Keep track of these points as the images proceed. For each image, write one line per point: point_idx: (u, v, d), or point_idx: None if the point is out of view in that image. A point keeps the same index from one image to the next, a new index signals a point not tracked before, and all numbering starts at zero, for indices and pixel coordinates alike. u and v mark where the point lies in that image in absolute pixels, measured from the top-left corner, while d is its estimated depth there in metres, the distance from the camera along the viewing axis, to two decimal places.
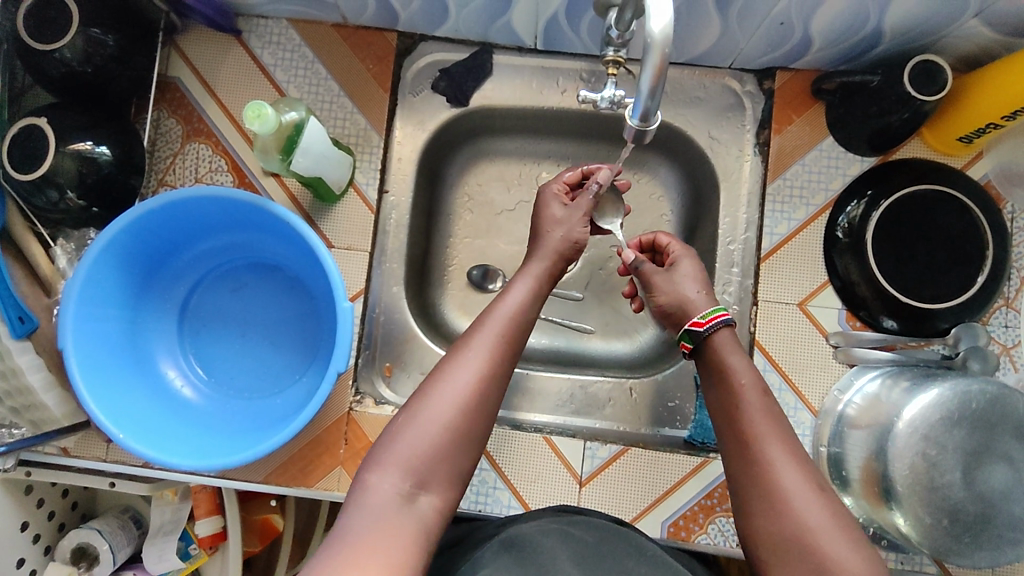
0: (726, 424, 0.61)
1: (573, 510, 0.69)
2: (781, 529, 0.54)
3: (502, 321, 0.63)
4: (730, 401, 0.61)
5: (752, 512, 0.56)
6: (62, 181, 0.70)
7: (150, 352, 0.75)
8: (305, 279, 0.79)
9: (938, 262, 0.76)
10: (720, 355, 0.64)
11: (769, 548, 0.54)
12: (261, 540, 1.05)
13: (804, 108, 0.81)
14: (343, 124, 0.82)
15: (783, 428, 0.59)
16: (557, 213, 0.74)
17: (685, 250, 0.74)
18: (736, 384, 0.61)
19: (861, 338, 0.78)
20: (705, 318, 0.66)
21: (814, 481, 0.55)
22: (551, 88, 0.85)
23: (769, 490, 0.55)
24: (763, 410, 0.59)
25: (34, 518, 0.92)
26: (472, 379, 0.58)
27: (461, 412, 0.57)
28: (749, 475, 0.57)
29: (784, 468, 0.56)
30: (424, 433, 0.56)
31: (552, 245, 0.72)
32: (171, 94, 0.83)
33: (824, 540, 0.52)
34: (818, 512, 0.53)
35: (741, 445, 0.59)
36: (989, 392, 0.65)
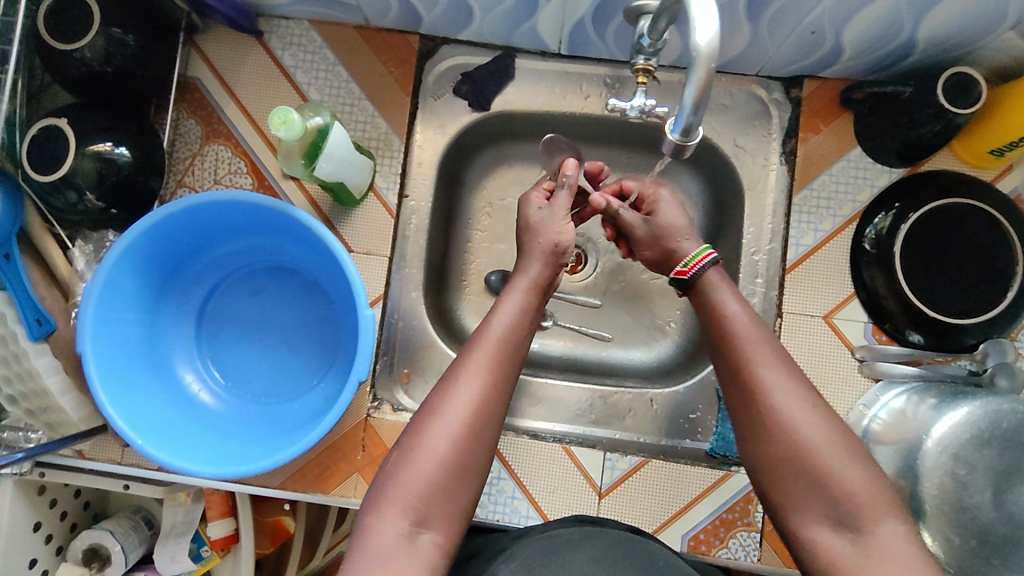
0: (720, 353, 0.62)
1: (587, 519, 0.67)
2: (779, 447, 0.55)
3: (492, 341, 0.62)
4: (720, 330, 0.62)
5: (751, 439, 0.57)
6: (81, 182, 0.69)
7: (168, 357, 0.75)
8: (324, 284, 0.78)
9: (967, 276, 0.75)
10: (713, 289, 0.65)
11: (769, 467, 0.56)
12: (272, 542, 1.05)
13: (832, 117, 0.80)
14: (364, 127, 0.81)
15: (775, 351, 0.59)
16: (535, 220, 0.74)
17: (662, 189, 0.75)
18: (726, 312, 0.62)
19: (886, 352, 0.77)
20: (689, 265, 0.67)
21: (809, 397, 0.56)
22: (574, 93, 0.84)
23: (765, 412, 0.56)
24: (754, 334, 0.60)
25: (46, 519, 0.91)
26: (466, 410, 0.58)
27: (457, 444, 0.57)
28: (743, 401, 0.58)
29: (778, 388, 0.57)
30: (422, 469, 0.56)
31: (538, 250, 0.71)
32: (190, 94, 0.82)
33: (823, 454, 0.54)
34: (815, 427, 0.55)
35: (736, 370, 0.60)
36: (1020, 413, 0.64)
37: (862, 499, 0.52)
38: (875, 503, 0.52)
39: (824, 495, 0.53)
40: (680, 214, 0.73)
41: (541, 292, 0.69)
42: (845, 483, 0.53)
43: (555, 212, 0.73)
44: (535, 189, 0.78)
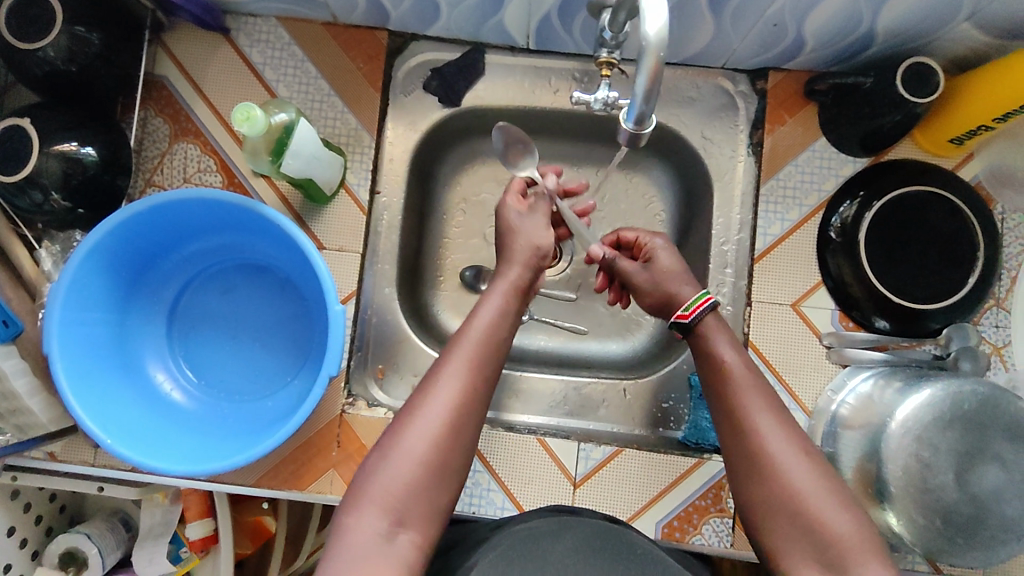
0: (717, 398, 0.64)
1: (564, 510, 0.67)
2: (769, 492, 0.57)
3: (472, 342, 0.63)
4: (717, 377, 0.64)
5: (745, 484, 0.59)
6: (45, 182, 0.69)
7: (139, 356, 0.74)
8: (297, 281, 0.78)
9: (930, 262, 0.76)
10: (708, 336, 0.67)
11: (761, 511, 0.57)
12: (252, 541, 1.07)
13: (797, 109, 0.81)
14: (334, 123, 0.81)
15: (768, 399, 0.62)
16: (515, 223, 0.75)
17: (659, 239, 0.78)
18: (722, 359, 0.64)
19: (854, 338, 0.78)
20: (690, 310, 0.68)
21: (801, 445, 0.58)
22: (544, 87, 0.84)
23: (758, 456, 0.58)
24: (749, 382, 0.62)
25: (21, 524, 0.91)
26: (446, 410, 0.59)
27: (435, 443, 0.58)
28: (737, 446, 0.60)
29: (770, 435, 0.59)
30: (400, 469, 0.56)
31: (517, 252, 0.72)
32: (158, 92, 0.82)
33: (811, 500, 0.55)
34: (804, 472, 0.57)
35: (731, 418, 0.62)
36: (981, 393, 0.65)
37: (848, 543, 0.53)
38: (861, 548, 0.53)
39: (812, 539, 0.54)
40: (677, 263, 0.74)
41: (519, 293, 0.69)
42: (832, 526, 0.54)
43: (537, 222, 0.76)
44: (515, 182, 0.79)
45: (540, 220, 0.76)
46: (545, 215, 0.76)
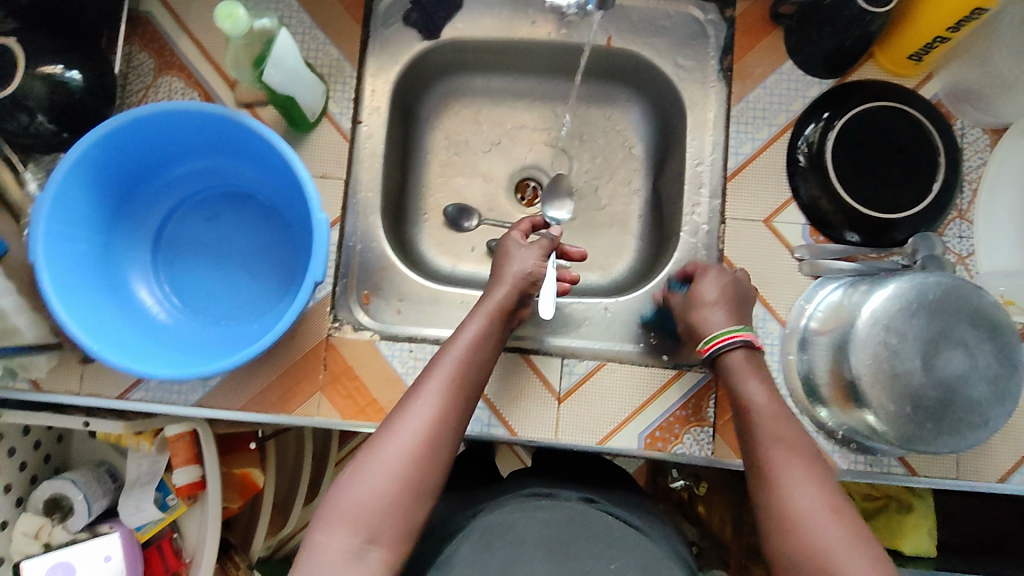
0: (748, 449, 0.65)
1: (542, 493, 0.69)
2: (794, 546, 0.57)
3: (451, 365, 0.67)
4: (747, 425, 0.66)
5: (771, 538, 0.60)
6: (31, 104, 0.69)
7: (122, 273, 0.75)
8: (280, 207, 0.79)
9: (896, 176, 0.79)
10: (741, 384, 0.68)
11: (781, 558, 0.58)
12: (240, 496, 1.00)
13: (764, 34, 0.84)
14: (316, 54, 0.83)
15: (801, 452, 0.63)
16: (513, 249, 0.78)
17: (713, 272, 0.77)
18: (751, 406, 0.66)
19: (825, 250, 0.81)
20: (708, 343, 0.71)
21: (831, 500, 0.59)
22: (521, 20, 0.87)
23: (784, 508, 0.59)
24: (778, 433, 0.64)
25: (6, 468, 0.90)
26: (421, 429, 0.62)
27: (408, 460, 0.61)
28: (764, 496, 0.62)
29: (797, 487, 0.60)
30: (373, 484, 0.59)
31: (508, 276, 0.75)
32: (143, 29, 0.82)
33: (840, 558, 0.55)
34: (831, 527, 0.57)
35: (761, 473, 0.63)
36: (944, 284, 0.68)
37: None
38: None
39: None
40: (723, 294, 0.75)
41: (503, 318, 0.73)
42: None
43: (531, 251, 0.77)
44: (524, 220, 0.84)
45: (532, 249, 0.78)
46: (542, 249, 0.78)
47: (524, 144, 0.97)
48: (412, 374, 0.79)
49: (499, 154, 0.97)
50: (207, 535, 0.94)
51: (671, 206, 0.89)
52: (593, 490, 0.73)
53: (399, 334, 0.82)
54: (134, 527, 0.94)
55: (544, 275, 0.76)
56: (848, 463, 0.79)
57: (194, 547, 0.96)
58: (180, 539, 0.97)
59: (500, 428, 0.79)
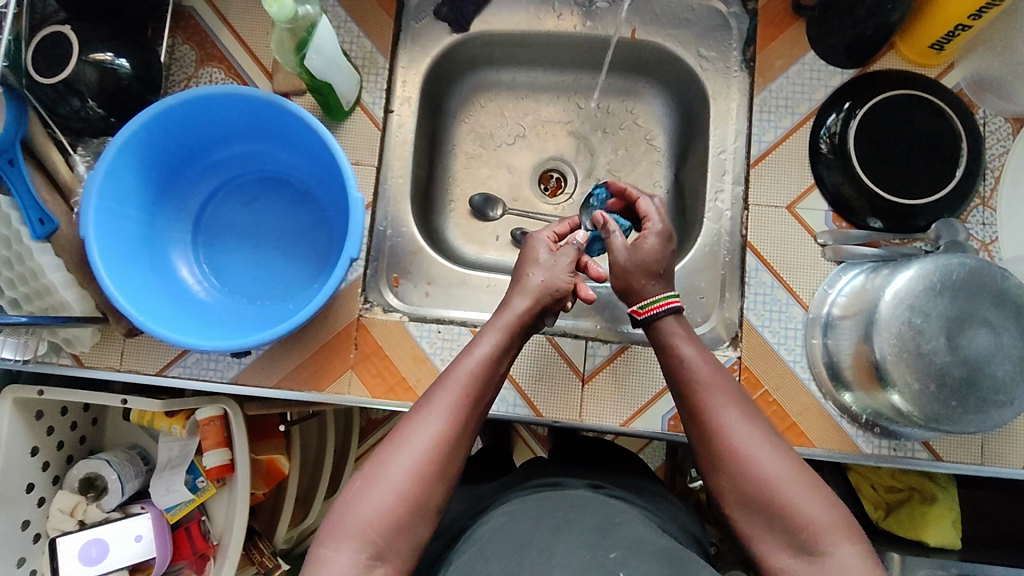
0: (680, 396, 0.67)
1: (550, 483, 0.71)
2: (738, 481, 0.60)
3: (466, 379, 0.65)
4: (677, 374, 0.68)
5: (715, 475, 0.62)
6: (83, 88, 0.73)
7: (165, 250, 0.78)
8: (314, 192, 0.82)
9: (917, 162, 0.80)
10: (668, 336, 0.70)
11: (729, 495, 0.61)
12: (267, 482, 1.03)
13: (786, 25, 0.86)
14: (351, 46, 0.86)
15: (732, 396, 0.65)
16: (541, 257, 0.76)
17: (657, 229, 0.75)
18: (683, 357, 0.67)
19: (849, 235, 0.81)
20: (643, 309, 0.71)
21: (765, 436, 0.62)
22: (547, 13, 0.90)
23: (723, 448, 0.62)
24: (709, 379, 0.65)
25: (44, 446, 0.93)
26: (433, 443, 0.61)
27: (418, 474, 0.59)
28: (702, 440, 0.64)
29: (732, 426, 0.63)
30: (388, 490, 0.58)
31: (532, 286, 0.73)
32: (186, 22, 0.86)
33: (782, 488, 0.59)
34: (772, 463, 0.60)
35: (696, 417, 0.65)
36: (968, 264, 0.68)
37: (821, 527, 0.57)
38: (834, 530, 0.57)
39: (783, 526, 0.58)
40: (660, 251, 0.74)
41: (518, 329, 0.70)
42: (806, 514, 0.58)
43: (558, 260, 0.75)
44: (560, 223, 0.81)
45: (559, 258, 0.75)
46: (569, 259, 0.75)
47: (549, 137, 0.99)
48: (439, 354, 0.81)
49: (524, 146, 0.99)
50: (236, 518, 0.95)
51: (694, 195, 0.91)
52: (599, 475, 0.75)
53: (428, 315, 0.84)
54: (164, 509, 0.95)
55: (569, 291, 0.74)
56: (872, 447, 0.79)
57: (222, 531, 0.96)
58: (209, 522, 0.97)
59: (525, 408, 0.81)
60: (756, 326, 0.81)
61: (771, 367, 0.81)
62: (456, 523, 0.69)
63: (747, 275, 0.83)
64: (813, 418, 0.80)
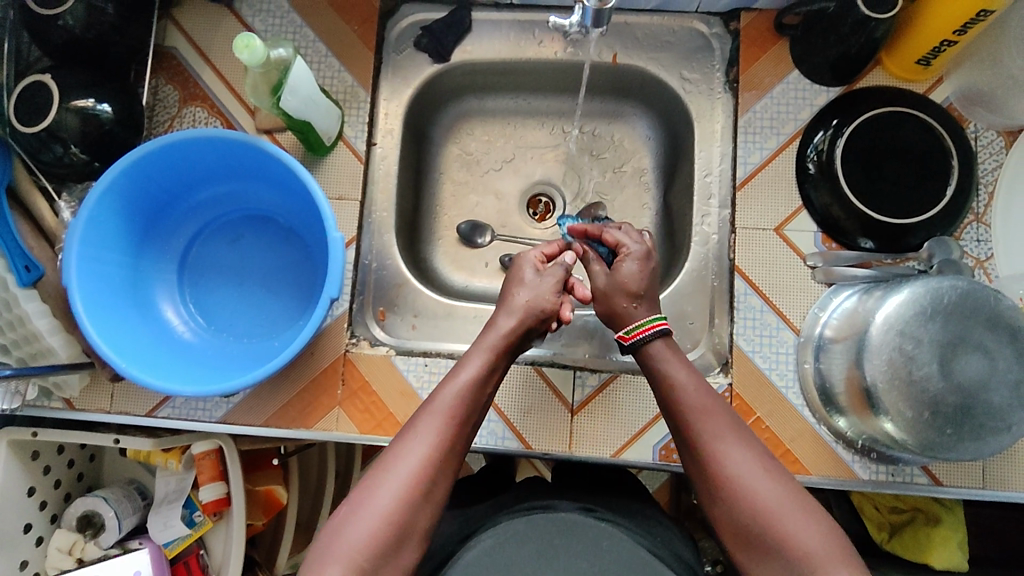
0: (675, 422, 0.66)
1: (541, 506, 0.69)
2: (736, 510, 0.59)
3: (450, 407, 0.64)
4: (671, 401, 0.66)
5: (715, 505, 0.61)
6: (66, 135, 0.74)
7: (151, 293, 0.79)
8: (298, 228, 0.82)
9: (907, 180, 0.78)
10: (663, 360, 0.69)
11: (727, 526, 0.60)
12: (264, 513, 1.01)
13: (770, 45, 0.85)
14: (331, 81, 0.86)
15: (728, 425, 0.63)
16: (527, 278, 0.75)
17: (632, 256, 0.75)
18: (675, 383, 0.66)
19: (838, 257, 0.80)
20: (630, 333, 0.71)
21: (761, 462, 0.61)
22: (528, 40, 0.90)
23: (720, 474, 0.61)
24: (702, 407, 0.64)
25: (41, 485, 0.92)
26: (416, 473, 0.59)
27: (402, 523, 0.58)
28: (700, 470, 0.62)
29: (731, 451, 0.61)
30: (371, 543, 0.57)
31: (517, 306, 0.72)
32: (168, 62, 0.86)
33: (779, 517, 0.57)
34: (767, 489, 0.59)
35: (693, 448, 0.63)
36: (960, 288, 0.67)
37: (818, 558, 0.55)
38: (831, 559, 0.55)
39: (782, 559, 0.56)
40: (637, 275, 0.73)
41: (503, 355, 0.70)
42: (802, 543, 0.56)
43: (543, 281, 0.75)
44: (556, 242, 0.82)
45: (544, 278, 0.75)
46: (554, 278, 0.75)
47: (536, 162, 0.99)
48: (427, 388, 0.80)
49: (511, 171, 0.99)
50: (233, 550, 0.94)
51: (681, 218, 0.90)
52: (591, 497, 0.73)
53: (414, 348, 0.84)
54: (162, 544, 0.93)
55: (556, 310, 0.73)
56: (868, 472, 0.77)
57: (221, 564, 0.95)
58: (208, 555, 0.96)
59: (514, 441, 0.80)
60: (746, 351, 0.80)
61: (762, 392, 0.79)
62: (446, 550, 0.68)
63: (736, 299, 0.81)
64: (807, 443, 0.78)
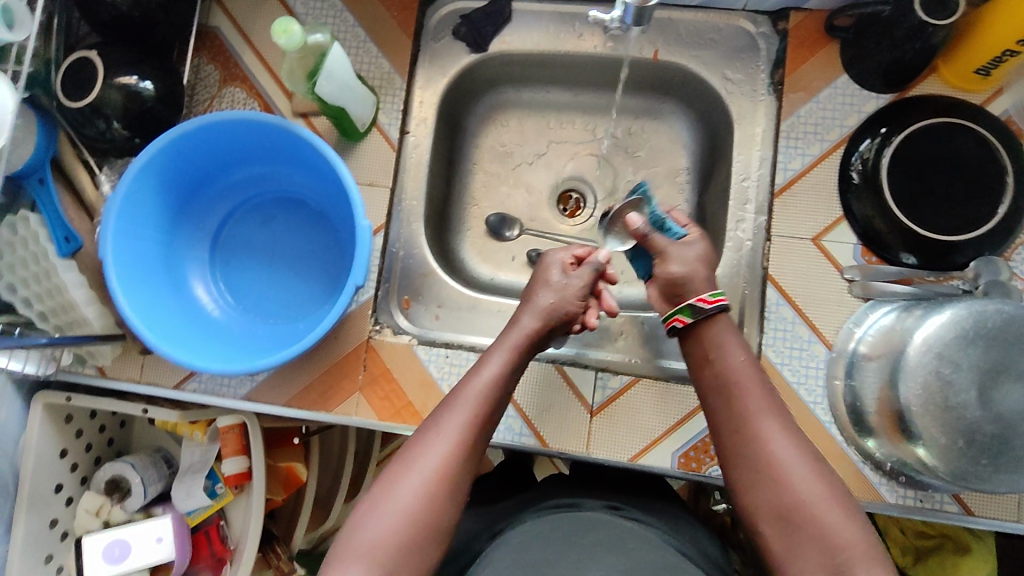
0: (721, 399, 0.64)
1: (565, 504, 0.68)
2: (774, 495, 0.58)
3: (473, 401, 0.64)
4: (719, 379, 0.65)
5: (750, 487, 0.60)
6: (108, 112, 0.75)
7: (182, 270, 0.80)
8: (327, 213, 0.83)
9: (957, 195, 0.75)
10: (714, 334, 0.68)
11: (759, 509, 0.58)
12: (284, 489, 1.02)
13: (819, 47, 0.82)
14: (368, 67, 0.86)
15: (778, 412, 0.62)
16: (554, 279, 0.74)
17: (700, 233, 0.74)
18: (732, 359, 0.65)
19: (878, 271, 0.77)
20: (712, 298, 0.68)
21: (807, 451, 0.60)
22: (568, 32, 0.88)
23: (765, 463, 0.59)
24: (758, 386, 0.64)
25: (72, 448, 0.95)
26: (438, 464, 0.60)
27: (427, 508, 0.58)
28: (739, 451, 0.61)
29: (779, 441, 0.60)
30: (396, 525, 0.57)
31: (541, 308, 0.72)
32: (210, 42, 0.87)
33: (819, 507, 0.56)
34: (809, 480, 0.58)
35: (736, 428, 0.62)
36: (1005, 312, 0.64)
37: (854, 552, 0.54)
38: (866, 556, 0.54)
39: (818, 549, 0.55)
40: (703, 257, 0.72)
41: (524, 352, 0.70)
42: (839, 535, 0.55)
43: (570, 284, 0.73)
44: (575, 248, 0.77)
45: (571, 280, 0.74)
46: (581, 284, 0.73)
47: (569, 156, 0.98)
48: (448, 379, 0.80)
49: (544, 165, 0.98)
50: (251, 525, 0.94)
51: (714, 222, 0.87)
52: (615, 496, 0.72)
53: (437, 339, 0.84)
54: (185, 512, 0.96)
55: (579, 315, 0.74)
56: (896, 496, 0.74)
57: (239, 536, 0.96)
58: (227, 526, 0.97)
59: (531, 438, 0.79)
60: (775, 363, 0.78)
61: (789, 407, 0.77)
62: (457, 544, 0.68)
63: (768, 309, 0.79)
64: (832, 462, 0.76)
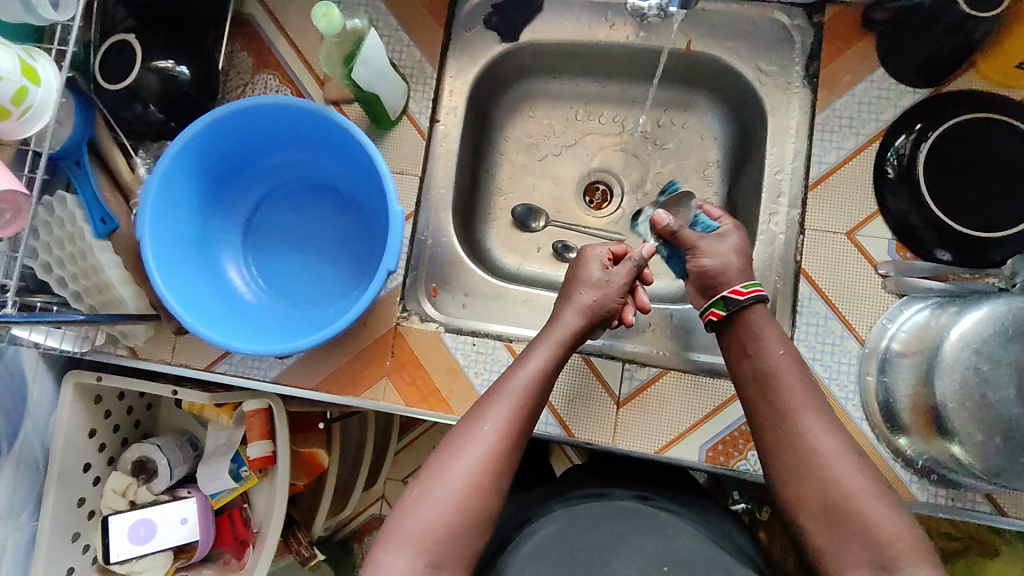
0: (758, 394, 0.65)
1: (597, 493, 0.68)
2: (815, 489, 0.58)
3: (519, 391, 0.64)
4: (758, 373, 0.66)
5: (790, 481, 0.60)
6: (146, 95, 0.76)
7: (216, 254, 0.81)
8: (359, 200, 0.83)
9: (995, 191, 0.74)
10: (753, 329, 0.68)
11: (800, 503, 0.58)
12: (307, 474, 1.03)
13: (855, 40, 0.81)
14: (400, 55, 0.86)
15: (820, 407, 0.62)
16: (594, 275, 0.74)
17: (733, 225, 0.75)
18: (772, 354, 0.66)
19: (913, 267, 0.76)
20: (746, 289, 0.69)
21: (846, 445, 0.60)
22: (600, 22, 0.88)
23: (804, 458, 0.59)
24: (800, 382, 0.64)
25: (101, 428, 0.96)
26: (483, 451, 0.60)
27: (471, 494, 0.59)
28: (778, 446, 0.61)
29: (819, 435, 0.60)
30: (441, 511, 0.58)
31: (584, 303, 0.72)
32: (245, 29, 0.88)
33: (862, 500, 0.56)
34: (850, 473, 0.58)
35: (775, 422, 0.62)
36: None
37: (902, 544, 0.54)
38: (912, 548, 0.54)
39: (863, 542, 0.55)
40: (739, 247, 0.73)
41: (569, 347, 0.70)
42: (884, 528, 0.55)
43: (612, 279, 0.74)
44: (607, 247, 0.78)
45: (612, 276, 0.74)
46: (623, 279, 0.74)
47: (597, 148, 0.97)
48: (474, 367, 0.80)
49: (572, 156, 0.98)
50: (274, 509, 0.95)
51: (745, 215, 0.87)
52: (643, 486, 0.73)
53: (464, 327, 0.84)
54: (210, 495, 0.97)
55: (619, 311, 0.74)
56: (927, 495, 0.73)
57: (261, 519, 0.97)
58: (250, 509, 0.98)
59: (557, 428, 0.79)
60: (806, 357, 0.77)
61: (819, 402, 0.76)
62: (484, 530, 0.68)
63: (799, 303, 0.78)
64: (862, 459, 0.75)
